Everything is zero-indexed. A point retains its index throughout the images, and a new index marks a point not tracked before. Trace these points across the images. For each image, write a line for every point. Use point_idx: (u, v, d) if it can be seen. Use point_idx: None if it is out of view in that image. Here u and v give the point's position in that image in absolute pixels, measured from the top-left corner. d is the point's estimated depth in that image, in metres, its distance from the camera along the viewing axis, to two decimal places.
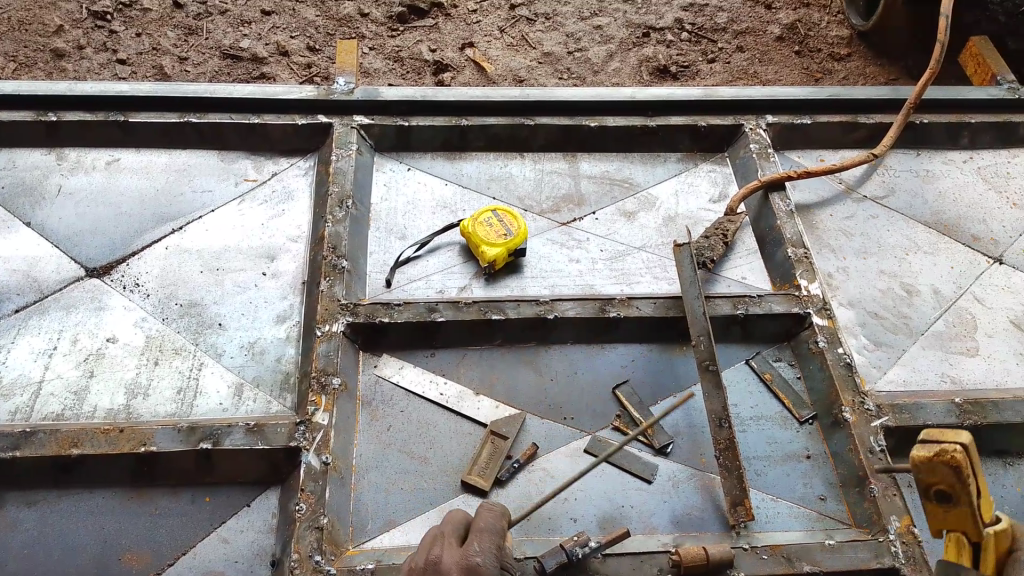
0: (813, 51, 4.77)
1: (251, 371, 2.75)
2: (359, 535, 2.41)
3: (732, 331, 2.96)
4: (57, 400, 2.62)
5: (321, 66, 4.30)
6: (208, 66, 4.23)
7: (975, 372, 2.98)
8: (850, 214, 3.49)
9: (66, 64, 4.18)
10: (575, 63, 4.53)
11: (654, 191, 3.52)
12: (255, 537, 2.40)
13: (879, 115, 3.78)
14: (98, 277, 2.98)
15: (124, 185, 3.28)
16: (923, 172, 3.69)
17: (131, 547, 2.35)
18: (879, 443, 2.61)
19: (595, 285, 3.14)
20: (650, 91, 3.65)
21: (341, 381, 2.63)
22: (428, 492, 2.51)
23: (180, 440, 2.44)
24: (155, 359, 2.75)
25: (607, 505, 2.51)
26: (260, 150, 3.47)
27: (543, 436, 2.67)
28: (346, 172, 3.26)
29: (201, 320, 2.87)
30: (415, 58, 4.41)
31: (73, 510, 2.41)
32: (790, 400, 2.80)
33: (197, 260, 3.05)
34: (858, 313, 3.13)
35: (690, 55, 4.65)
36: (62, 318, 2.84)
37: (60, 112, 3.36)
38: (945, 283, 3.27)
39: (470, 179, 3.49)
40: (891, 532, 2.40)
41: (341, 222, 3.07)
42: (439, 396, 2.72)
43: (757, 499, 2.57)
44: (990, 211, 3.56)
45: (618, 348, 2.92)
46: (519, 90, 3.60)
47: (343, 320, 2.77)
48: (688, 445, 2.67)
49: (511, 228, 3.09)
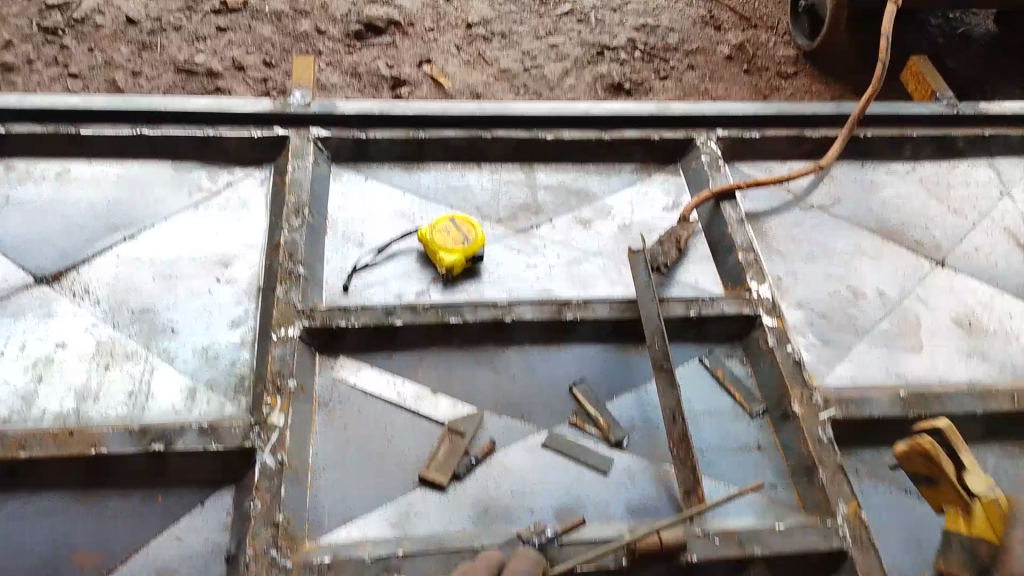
0: (760, 70, 4.94)
1: (204, 375, 2.73)
2: (317, 531, 2.40)
3: (686, 332, 3.01)
4: (4, 405, 2.57)
5: (277, 80, 4.34)
6: (162, 81, 4.24)
7: (919, 368, 3.07)
8: (798, 221, 3.60)
9: (16, 77, 4.16)
10: (532, 80, 4.63)
11: (609, 201, 3.61)
12: (209, 535, 2.38)
13: (824, 129, 3.92)
14: (47, 284, 2.93)
15: (76, 194, 3.25)
16: (867, 182, 3.84)
17: (80, 548, 2.31)
18: (827, 433, 2.67)
19: (552, 289, 3.20)
20: (605, 107, 3.75)
21: (297, 384, 2.62)
22: (385, 490, 2.50)
23: (131, 442, 2.40)
24: (106, 363, 2.72)
25: (564, 497, 2.53)
26: (214, 160, 3.47)
27: (500, 433, 2.68)
28: (303, 182, 3.27)
29: (154, 326, 2.85)
30: (373, 74, 4.48)
31: (20, 513, 2.36)
32: (741, 394, 2.86)
33: (150, 267, 3.03)
34: (807, 313, 3.22)
35: (643, 72, 4.79)
36: (10, 325, 2.80)
37: (9, 124, 3.32)
38: (890, 284, 3.38)
39: (428, 189, 3.53)
40: (839, 517, 2.45)
41: (297, 230, 3.07)
42: (396, 396, 2.73)
43: (711, 488, 2.61)
44: (931, 218, 3.71)
45: (575, 348, 2.94)
46: (476, 104, 3.66)
47: (299, 323, 2.76)
48: (644, 439, 2.70)
49: (469, 236, 3.12)
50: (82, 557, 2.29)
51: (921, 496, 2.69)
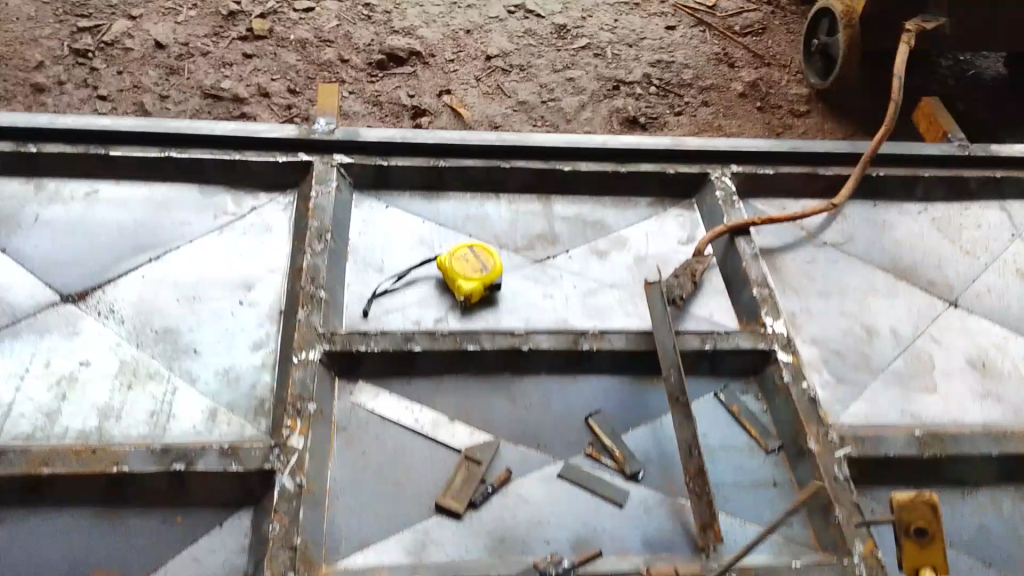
0: (773, 108, 5.02)
1: (225, 397, 2.76)
2: (333, 554, 2.41)
3: (701, 365, 3.04)
4: (28, 421, 2.60)
5: (301, 107, 4.43)
6: (188, 105, 4.32)
7: (933, 408, 3.09)
8: (811, 257, 3.64)
9: (47, 99, 4.24)
10: (549, 112, 4.71)
11: (625, 232, 3.64)
12: (227, 557, 2.39)
13: (837, 166, 3.98)
14: (74, 303, 2.98)
15: (104, 214, 3.32)
16: (880, 221, 3.88)
17: (98, 566, 2.32)
18: (842, 472, 2.70)
19: (568, 319, 3.22)
20: (620, 139, 3.81)
21: (316, 407, 2.65)
22: (402, 516, 2.51)
23: (153, 460, 2.43)
24: (129, 382, 2.76)
25: (579, 528, 2.54)
26: (240, 185, 3.53)
27: (516, 463, 2.69)
28: (325, 207, 3.33)
29: (177, 346, 2.89)
30: (394, 103, 4.55)
31: (40, 529, 2.37)
32: (757, 431, 2.88)
33: (174, 288, 3.08)
34: (821, 350, 3.24)
35: (658, 107, 4.86)
36: (36, 342, 2.84)
37: (41, 143, 3.40)
38: (903, 323, 3.41)
39: (447, 217, 3.58)
40: (855, 555, 2.47)
41: (320, 254, 3.13)
42: (414, 423, 2.74)
43: (726, 524, 2.63)
44: (943, 257, 3.74)
45: (591, 380, 2.96)
46: (496, 135, 3.73)
47: (320, 348, 2.80)
48: (659, 473, 2.71)
49: (488, 265, 3.17)
50: None
51: None
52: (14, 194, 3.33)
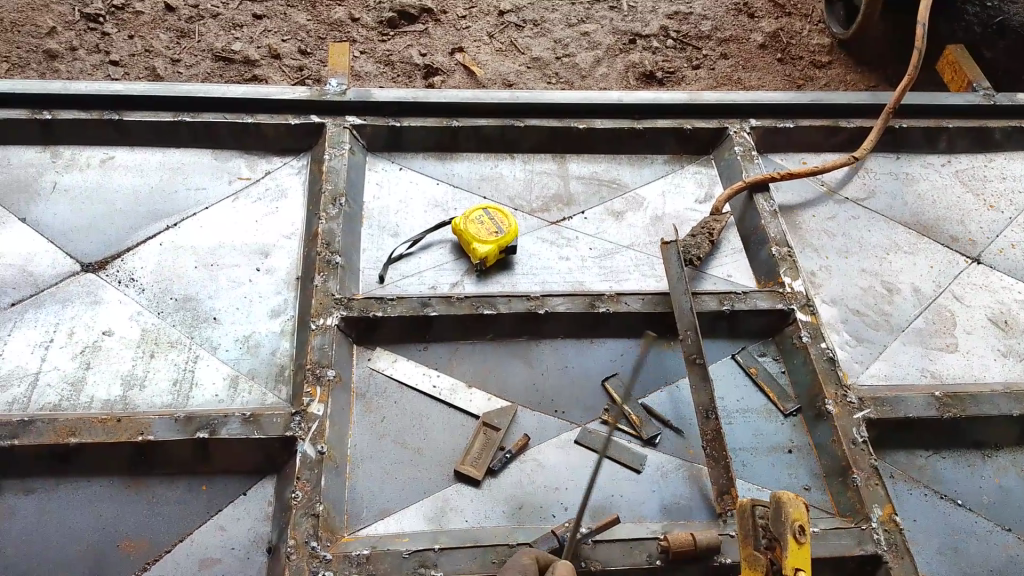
0: (795, 59, 4.89)
1: (246, 364, 2.79)
2: (355, 522, 2.45)
3: (718, 326, 3.03)
4: (54, 391, 2.65)
5: (312, 68, 4.37)
6: (199, 69, 4.27)
7: (953, 366, 3.07)
8: (832, 214, 3.58)
9: (59, 64, 4.21)
10: (563, 68, 4.61)
11: (641, 192, 3.59)
12: (252, 524, 2.45)
13: (859, 119, 3.88)
14: (94, 272, 3.01)
15: (119, 182, 3.32)
16: (903, 175, 3.80)
17: (128, 534, 2.38)
18: (861, 434, 2.69)
19: (584, 282, 3.20)
20: (637, 95, 3.73)
21: (335, 374, 2.68)
22: (422, 482, 2.55)
23: (177, 429, 2.48)
24: (151, 351, 2.79)
25: (597, 494, 2.57)
26: (253, 149, 3.52)
27: (534, 428, 2.72)
28: (339, 171, 3.31)
29: (196, 314, 2.91)
30: (406, 62, 4.48)
31: (70, 499, 2.44)
32: (774, 393, 2.88)
33: (192, 256, 3.09)
34: (840, 310, 3.21)
35: (675, 61, 4.75)
36: (58, 312, 2.87)
37: (55, 111, 3.39)
38: (925, 281, 3.36)
39: (461, 179, 3.55)
40: (874, 520, 2.49)
41: (334, 219, 3.12)
42: (432, 388, 2.77)
43: (743, 488, 2.63)
44: (967, 212, 3.66)
45: (607, 343, 2.98)
46: (510, 93, 3.66)
47: (337, 314, 2.82)
48: (676, 437, 2.73)
49: (502, 226, 3.15)
50: (130, 542, 2.37)
51: (956, 503, 2.71)
52: (30, 163, 3.33)
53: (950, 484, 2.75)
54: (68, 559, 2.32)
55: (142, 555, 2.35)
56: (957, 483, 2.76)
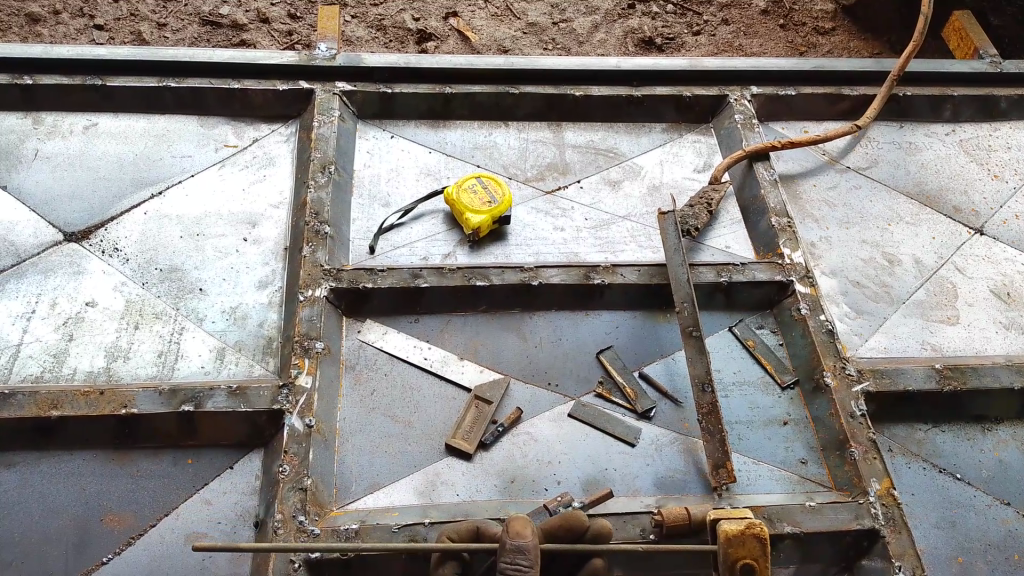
0: (797, 25, 4.77)
1: (232, 336, 2.73)
2: (343, 496, 2.41)
3: (716, 298, 2.97)
4: (36, 363, 2.59)
5: (302, 33, 4.25)
6: (187, 33, 4.15)
7: (955, 339, 3.01)
8: (833, 184, 3.50)
9: (42, 29, 4.09)
10: (561, 34, 4.49)
11: (639, 161, 3.50)
12: (238, 498, 2.40)
13: (862, 87, 3.79)
14: (77, 242, 2.94)
15: (102, 149, 3.24)
16: (906, 144, 3.71)
17: (112, 508, 2.34)
18: (860, 408, 2.65)
19: (579, 253, 3.12)
20: (635, 61, 3.64)
21: (324, 346, 2.63)
22: (413, 455, 2.51)
23: (162, 402, 2.43)
24: (135, 323, 2.73)
25: (591, 468, 2.53)
26: (241, 115, 3.43)
27: (527, 401, 2.67)
28: (328, 138, 3.23)
29: (182, 285, 2.84)
30: (399, 28, 4.36)
31: (53, 473, 2.39)
32: (772, 365, 2.83)
33: (177, 225, 3.02)
34: (840, 281, 3.15)
35: (675, 27, 4.62)
36: (40, 282, 2.80)
37: (36, 76, 3.29)
38: (927, 252, 3.30)
39: (454, 147, 3.46)
40: (871, 494, 2.45)
41: (323, 188, 3.05)
42: (423, 360, 2.72)
43: (739, 462, 2.59)
44: (971, 182, 3.59)
45: (602, 315, 2.92)
46: (504, 58, 3.57)
47: (326, 285, 2.76)
48: (671, 410, 2.68)
49: (495, 196, 3.07)
50: (114, 517, 2.33)
51: (954, 477, 2.67)
52: (11, 130, 3.24)
53: (949, 458, 2.71)
54: (52, 534, 2.29)
55: (126, 530, 2.31)
56: (955, 457, 2.72)
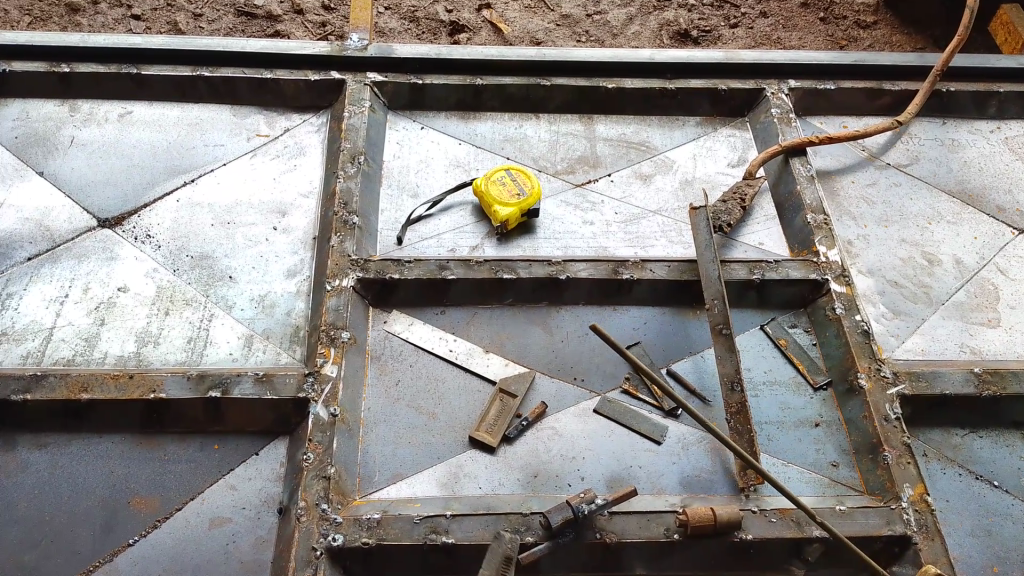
0: (837, 19, 4.66)
1: (261, 324, 2.75)
2: (367, 486, 2.41)
3: (747, 296, 2.92)
4: (68, 346, 2.63)
5: (336, 24, 4.25)
6: (222, 23, 4.19)
7: (995, 342, 2.91)
8: (872, 181, 3.41)
9: (81, 18, 4.16)
10: (594, 26, 4.43)
11: (671, 154, 3.45)
12: (262, 485, 2.42)
13: (904, 81, 3.69)
14: (110, 228, 2.98)
15: (137, 137, 3.28)
16: (948, 141, 3.60)
17: (139, 491, 2.37)
18: (895, 411, 2.58)
19: (608, 247, 3.08)
20: (670, 53, 3.59)
21: (350, 335, 2.63)
22: (436, 447, 2.50)
23: (190, 388, 2.46)
24: (165, 309, 2.76)
25: (616, 465, 2.49)
26: (273, 105, 3.45)
27: (552, 396, 2.65)
28: (359, 128, 3.24)
29: (212, 272, 2.87)
30: (432, 19, 4.34)
31: (83, 454, 2.43)
32: (804, 365, 2.77)
33: (209, 213, 3.04)
34: (877, 281, 3.07)
35: (711, 20, 4.54)
36: (74, 267, 2.85)
37: (73, 64, 3.35)
38: (968, 253, 3.20)
39: (484, 139, 3.44)
40: (904, 499, 2.39)
41: (352, 178, 3.05)
42: (449, 353, 2.71)
43: (767, 463, 2.54)
44: (1016, 180, 3.47)
45: (631, 310, 2.88)
46: (537, 50, 3.54)
47: (354, 276, 2.77)
48: (699, 408, 2.64)
49: (525, 188, 3.05)
50: (140, 500, 2.35)
51: (991, 484, 2.59)
52: (49, 117, 3.30)
53: (986, 465, 2.63)
54: (80, 515, 2.32)
55: (152, 514, 2.33)
56: (993, 463, 2.63)
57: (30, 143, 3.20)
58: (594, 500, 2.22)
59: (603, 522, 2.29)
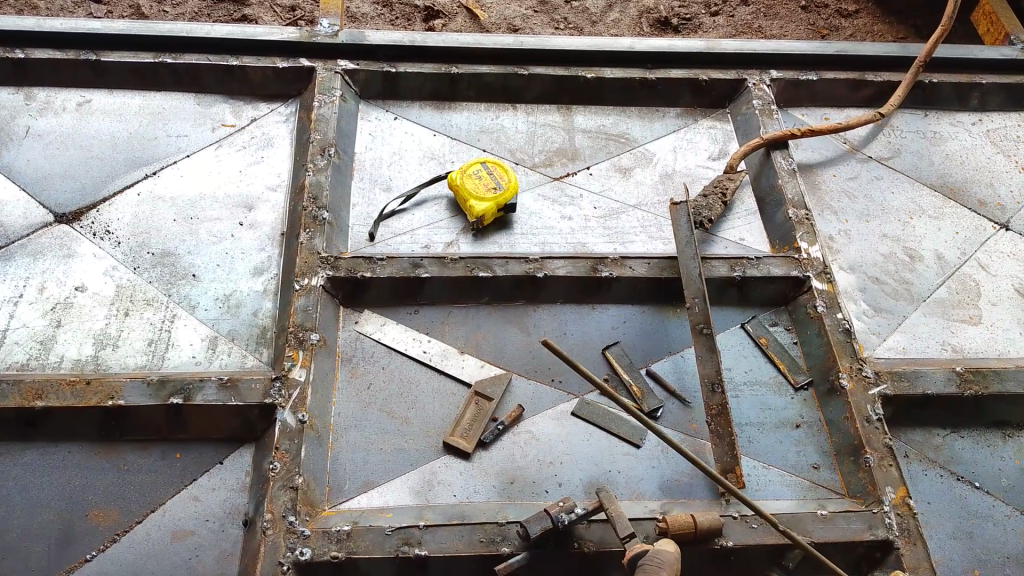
0: (819, 7, 4.58)
1: (226, 325, 2.64)
2: (337, 495, 2.33)
3: (728, 293, 2.85)
4: (22, 350, 2.51)
5: (305, 8, 4.11)
6: (187, 7, 4.02)
7: (977, 340, 2.88)
8: (854, 174, 3.36)
9: (37, 0, 3.98)
10: (573, 12, 4.32)
11: (651, 147, 3.37)
12: (228, 495, 2.32)
13: (887, 73, 3.63)
14: (68, 223, 2.85)
15: (96, 127, 3.14)
16: (931, 133, 3.56)
17: (97, 503, 2.27)
18: (876, 412, 2.54)
19: (587, 243, 3.00)
20: (650, 42, 3.50)
21: (319, 337, 2.54)
22: (409, 453, 2.42)
23: (150, 394, 2.35)
24: (125, 309, 2.64)
25: (594, 470, 2.43)
26: (239, 93, 3.31)
27: (529, 398, 2.58)
28: (329, 119, 3.12)
29: (175, 270, 2.75)
30: (406, 4, 4.21)
31: (38, 464, 2.32)
32: (785, 365, 2.72)
33: (171, 208, 2.92)
34: (859, 277, 3.02)
35: (692, 7, 4.44)
36: (29, 265, 2.72)
37: (28, 49, 3.19)
38: (950, 248, 3.16)
39: (459, 130, 3.33)
40: (886, 503, 2.35)
41: (322, 171, 2.94)
42: (422, 354, 2.63)
43: (748, 466, 2.49)
44: (998, 174, 3.43)
45: (609, 309, 2.82)
46: (513, 38, 3.43)
47: (323, 274, 2.66)
48: (679, 410, 2.59)
49: (501, 182, 2.95)
50: (99, 513, 2.25)
51: (972, 486, 2.56)
52: (2, 106, 3.15)
53: (967, 466, 2.60)
54: (35, 529, 2.22)
55: (111, 527, 2.24)
56: (975, 464, 2.61)
57: None
58: (574, 509, 2.14)
59: (581, 530, 2.23)
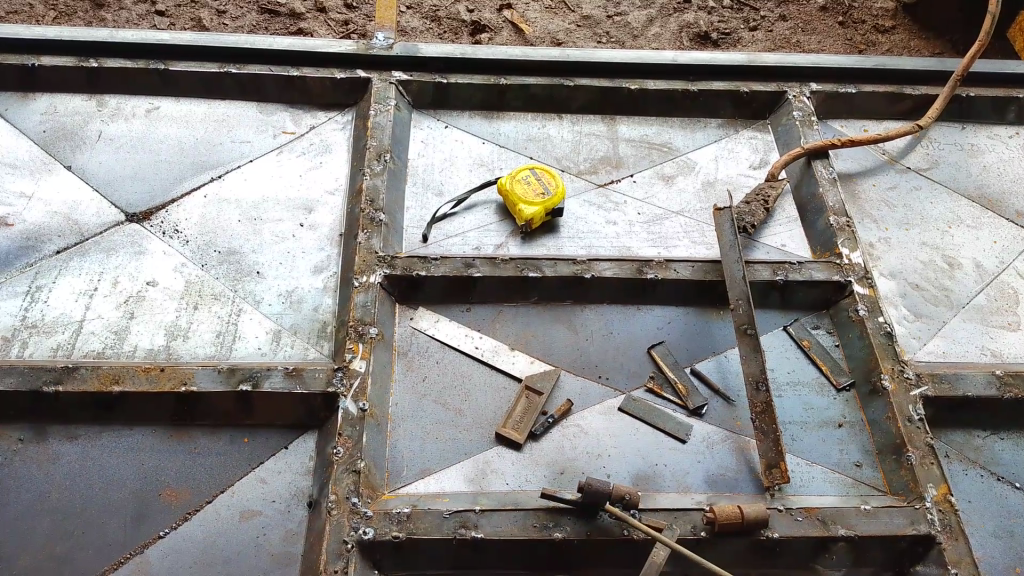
0: (856, 23, 4.67)
1: (288, 319, 2.77)
2: (395, 480, 2.43)
3: (771, 297, 2.93)
4: (98, 339, 2.66)
5: (358, 23, 4.28)
6: (245, 21, 4.22)
7: (1017, 345, 2.93)
8: (893, 184, 3.43)
9: (105, 13, 4.19)
10: (615, 27, 4.44)
11: (693, 156, 3.46)
12: (292, 478, 2.44)
13: (925, 86, 3.70)
14: (138, 223, 3.01)
15: (163, 133, 3.31)
16: (968, 146, 3.62)
17: (169, 484, 2.40)
18: (918, 412, 2.59)
19: (631, 247, 3.10)
20: (693, 55, 3.60)
21: (377, 331, 2.66)
22: (463, 442, 2.52)
23: (220, 381, 2.49)
24: (194, 303, 2.78)
25: (641, 462, 2.52)
26: (298, 102, 3.47)
27: (577, 394, 2.67)
28: (385, 127, 3.26)
29: (240, 268, 2.89)
30: (453, 18, 4.36)
31: (113, 446, 2.46)
32: (827, 366, 2.79)
33: (236, 209, 3.07)
34: (899, 283, 3.08)
35: (732, 22, 4.54)
36: (103, 261, 2.87)
37: (101, 59, 3.38)
38: (988, 256, 3.21)
39: (507, 138, 3.46)
40: (928, 500, 2.40)
41: (378, 176, 3.08)
42: (474, 350, 2.73)
43: (792, 462, 2.55)
44: None
45: (655, 310, 2.91)
46: (560, 51, 3.56)
47: (381, 272, 2.79)
48: (723, 407, 2.66)
49: (549, 187, 3.07)
50: (171, 492, 2.38)
51: (1013, 486, 2.60)
52: (76, 111, 3.33)
53: (1008, 467, 2.64)
54: (110, 506, 2.35)
55: (182, 506, 2.36)
56: (1015, 466, 2.65)
57: (58, 137, 3.23)
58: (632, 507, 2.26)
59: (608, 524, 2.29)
